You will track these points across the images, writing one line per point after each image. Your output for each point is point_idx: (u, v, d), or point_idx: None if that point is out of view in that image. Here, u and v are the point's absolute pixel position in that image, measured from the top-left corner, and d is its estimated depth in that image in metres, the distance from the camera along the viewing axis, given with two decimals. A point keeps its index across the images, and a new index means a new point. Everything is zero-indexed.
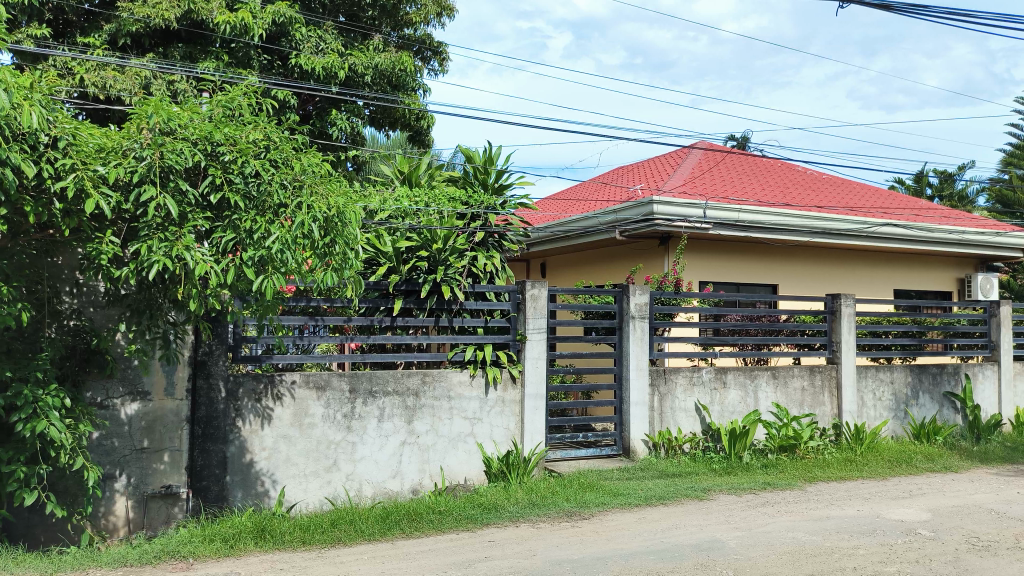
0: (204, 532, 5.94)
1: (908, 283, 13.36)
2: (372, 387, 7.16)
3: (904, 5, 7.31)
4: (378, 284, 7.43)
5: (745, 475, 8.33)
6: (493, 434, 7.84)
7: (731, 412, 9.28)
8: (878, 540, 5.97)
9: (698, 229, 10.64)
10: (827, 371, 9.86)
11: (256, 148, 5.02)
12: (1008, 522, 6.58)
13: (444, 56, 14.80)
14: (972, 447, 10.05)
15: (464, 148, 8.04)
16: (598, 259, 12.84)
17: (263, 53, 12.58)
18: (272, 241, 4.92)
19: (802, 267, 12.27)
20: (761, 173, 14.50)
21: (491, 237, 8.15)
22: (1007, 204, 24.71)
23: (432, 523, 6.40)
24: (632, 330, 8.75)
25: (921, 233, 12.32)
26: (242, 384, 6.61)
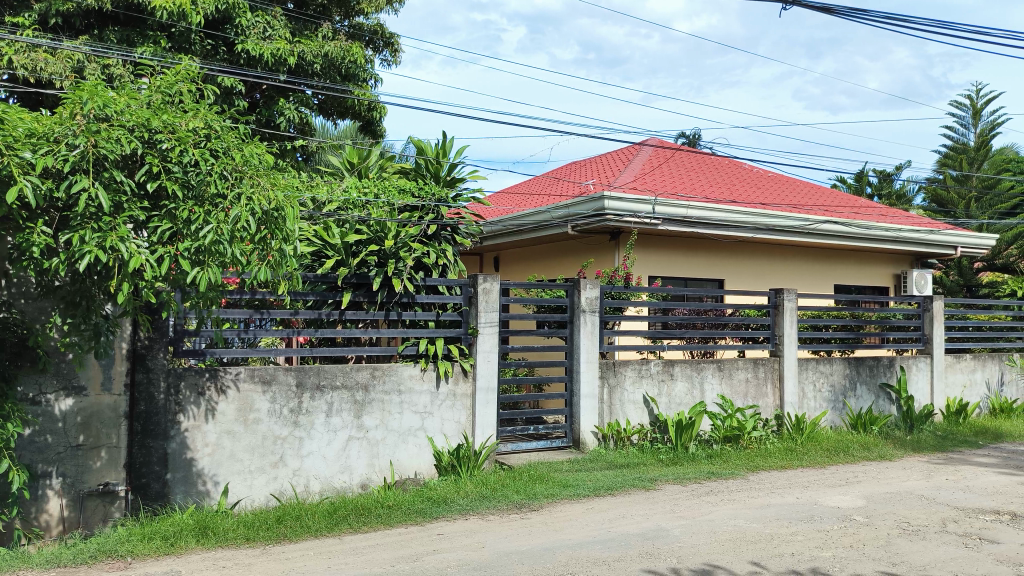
0: (143, 530, 5.77)
1: (847, 279, 13.75)
2: (320, 381, 7.06)
3: (845, 9, 7.51)
4: (325, 276, 7.37)
5: (690, 466, 8.48)
6: (444, 427, 7.81)
7: (678, 403, 9.40)
8: (815, 527, 6.14)
9: (648, 224, 10.77)
10: (770, 363, 10.09)
11: (195, 137, 4.87)
12: (937, 507, 6.83)
13: (396, 46, 14.66)
14: (906, 436, 10.42)
15: (414, 140, 7.96)
16: (549, 253, 12.94)
17: (206, 38, 12.40)
18: (209, 234, 4.78)
19: (746, 262, 12.52)
20: (708, 170, 14.74)
21: (443, 230, 8.00)
22: (940, 203, 25.58)
23: (380, 518, 6.33)
24: (582, 323, 8.84)
25: (860, 231, 12.67)
26: (185, 377, 6.44)
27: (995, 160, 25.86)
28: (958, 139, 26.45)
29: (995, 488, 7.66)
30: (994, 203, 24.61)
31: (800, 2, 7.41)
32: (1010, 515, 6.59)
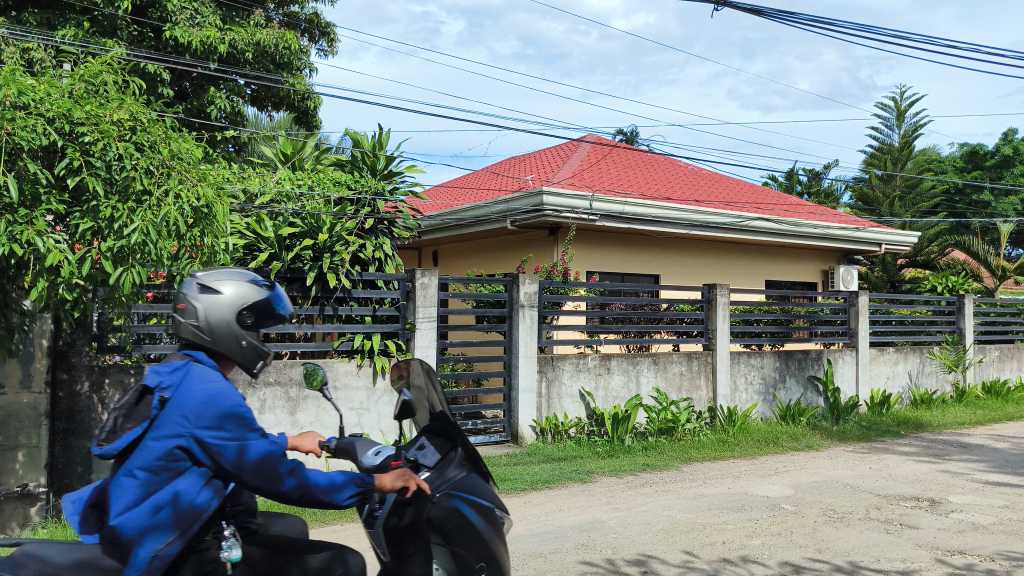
0: (65, 532, 5.57)
1: (779, 274, 14.11)
2: (252, 378, 6.92)
3: (773, 11, 7.72)
4: (259, 270, 7.18)
5: (626, 458, 8.61)
6: (380, 424, 7.72)
7: (614, 396, 9.52)
8: (745, 515, 6.29)
9: (585, 219, 10.84)
10: (703, 357, 10.29)
11: (120, 130, 4.64)
12: (861, 495, 7.08)
13: (332, 36, 14.50)
14: (832, 426, 10.76)
15: (350, 132, 7.85)
16: (488, 248, 12.92)
17: (133, 24, 12.07)
18: (133, 231, 4.65)
19: (681, 258, 12.75)
20: (644, 167, 14.96)
21: (380, 224, 7.87)
22: (866, 201, 26.53)
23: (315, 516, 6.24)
24: (521, 318, 8.85)
25: (790, 228, 13.02)
26: (109, 374, 6.23)
27: (917, 160, 26.90)
28: (883, 139, 27.40)
29: (915, 476, 7.98)
30: (916, 201, 25.63)
31: (731, 3, 7.59)
32: (929, 501, 6.87)
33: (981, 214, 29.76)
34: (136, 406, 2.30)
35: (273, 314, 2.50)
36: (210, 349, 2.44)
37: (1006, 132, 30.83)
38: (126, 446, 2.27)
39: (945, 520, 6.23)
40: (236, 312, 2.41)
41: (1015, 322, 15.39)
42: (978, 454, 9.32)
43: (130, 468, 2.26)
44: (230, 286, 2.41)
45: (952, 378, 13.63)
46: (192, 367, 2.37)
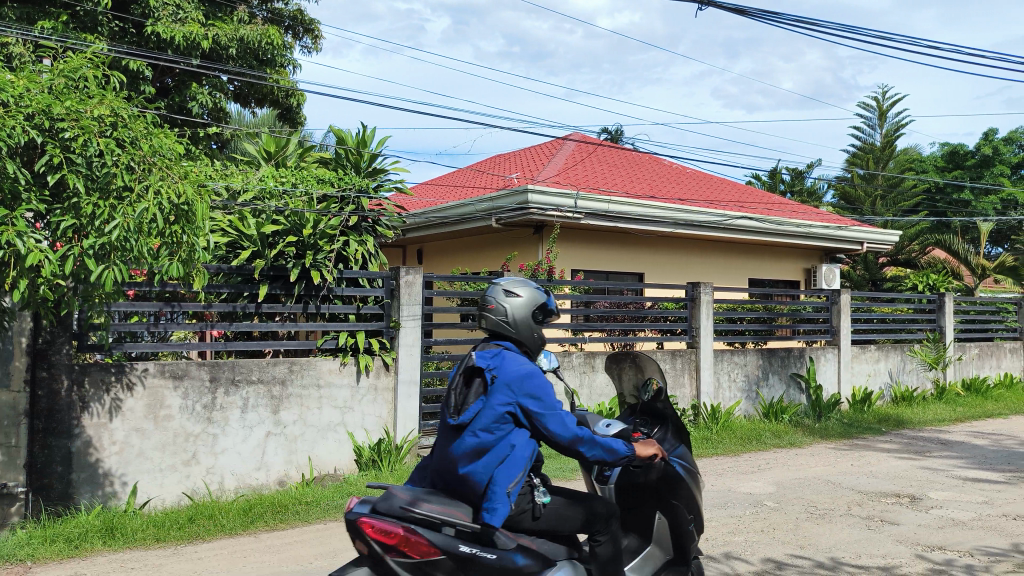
0: (45, 532, 5.52)
1: (762, 273, 14.19)
2: (234, 376, 6.86)
3: (756, 11, 7.75)
4: (241, 267, 7.12)
5: None
6: (364, 422, 7.69)
7: (599, 394, 9.54)
8: (729, 512, 6.32)
9: (570, 218, 10.86)
10: (687, 355, 10.34)
11: (101, 126, 4.59)
12: (842, 491, 7.14)
13: (316, 33, 14.44)
14: (814, 424, 10.84)
15: (334, 130, 7.81)
16: (473, 246, 12.92)
17: (114, 20, 11.97)
18: (114, 229, 4.61)
19: (665, 257, 12.80)
20: (629, 165, 15.00)
21: (363, 222, 7.86)
22: (848, 200, 26.72)
23: (299, 515, 6.21)
24: None
25: (773, 226, 13.10)
26: (89, 372, 6.16)
27: (898, 159, 27.13)
28: (865, 139, 27.60)
29: (895, 473, 8.05)
30: (898, 200, 25.85)
31: (715, 3, 7.62)
32: (909, 497, 6.94)
33: (961, 213, 30.08)
34: (470, 388, 3.03)
35: (548, 315, 3.28)
36: (517, 340, 3.19)
37: (986, 133, 31.17)
38: (470, 416, 2.97)
39: (925, 516, 6.30)
40: (532, 311, 3.22)
41: (993, 320, 15.57)
42: (957, 451, 9.41)
43: (475, 431, 2.95)
44: (524, 290, 3.22)
45: (933, 376, 13.76)
46: (509, 352, 3.12)
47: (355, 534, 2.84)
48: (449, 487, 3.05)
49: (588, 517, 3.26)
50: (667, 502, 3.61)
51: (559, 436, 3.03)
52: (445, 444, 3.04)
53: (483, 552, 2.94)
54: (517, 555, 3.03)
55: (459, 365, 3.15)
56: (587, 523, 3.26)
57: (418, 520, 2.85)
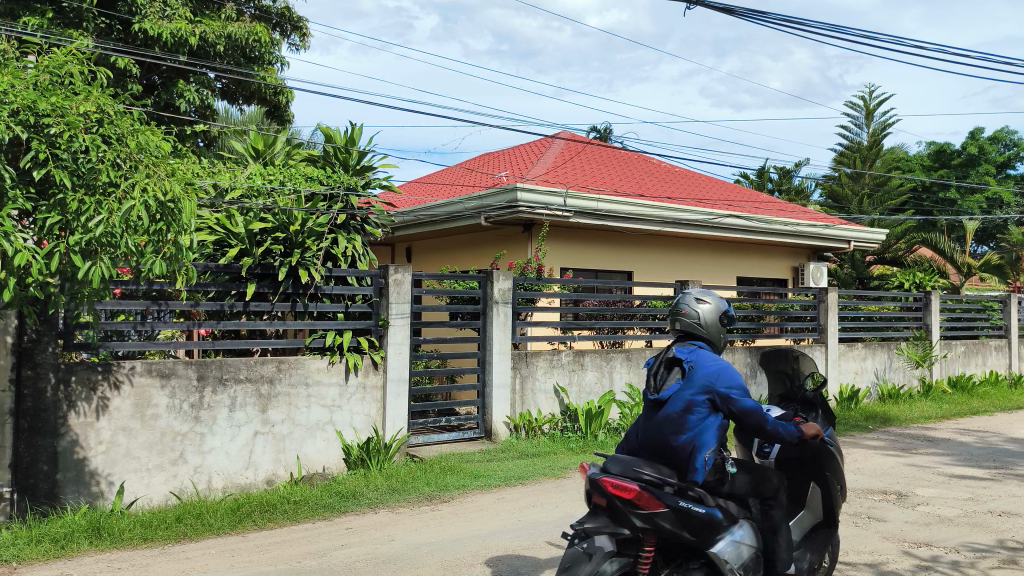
0: (31, 533, 5.47)
1: (750, 271, 14.25)
2: (222, 375, 6.82)
3: (744, 10, 7.77)
4: (228, 266, 7.09)
5: (599, 453, 8.65)
6: (353, 421, 7.69)
7: (588, 392, 9.55)
8: None
9: (559, 216, 10.87)
10: (676, 353, 10.37)
11: (87, 122, 4.56)
12: None
13: (304, 31, 14.39)
14: None
15: (323, 127, 7.79)
16: (462, 244, 12.91)
17: (100, 16, 11.89)
18: (99, 225, 4.55)
19: (654, 255, 12.83)
20: (618, 164, 15.02)
21: (352, 220, 7.87)
22: (836, 199, 26.85)
23: (287, 514, 6.19)
24: (495, 315, 8.86)
25: (761, 225, 13.15)
26: (75, 371, 6.11)
27: (885, 158, 27.28)
28: (853, 138, 27.73)
29: (882, 470, 8.10)
30: (885, 199, 25.99)
31: (703, 2, 7.63)
32: (896, 494, 6.98)
33: (947, 212, 30.29)
34: (671, 374, 3.69)
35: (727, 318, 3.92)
36: (707, 339, 3.81)
37: (972, 132, 31.38)
38: (670, 396, 3.63)
39: (912, 512, 6.34)
40: (719, 315, 3.84)
41: (979, 318, 15.68)
42: (943, 448, 9.48)
43: (681, 407, 3.59)
44: (710, 298, 3.85)
45: (919, 373, 13.85)
46: (701, 349, 3.73)
47: (595, 490, 3.38)
48: (657, 455, 3.68)
49: None
50: (821, 474, 4.10)
51: (746, 413, 3.61)
52: (649, 421, 3.70)
53: (691, 506, 3.47)
54: (715, 510, 3.56)
55: (658, 358, 3.82)
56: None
57: (646, 479, 3.40)
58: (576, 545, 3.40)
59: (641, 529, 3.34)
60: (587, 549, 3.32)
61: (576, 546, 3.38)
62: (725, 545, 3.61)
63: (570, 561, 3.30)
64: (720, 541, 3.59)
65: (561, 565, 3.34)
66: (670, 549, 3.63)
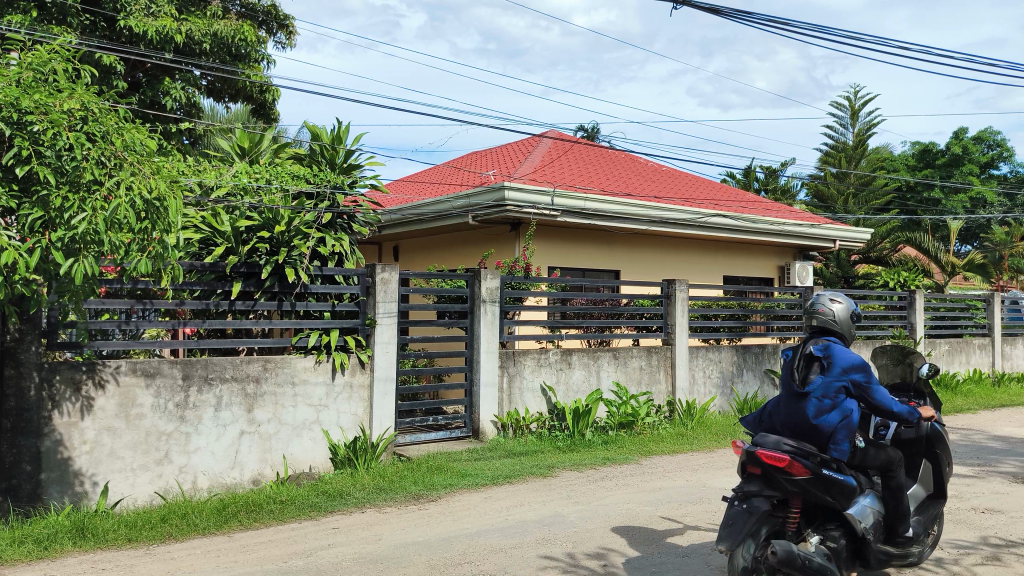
0: (13, 534, 5.42)
1: (736, 270, 14.31)
2: (207, 374, 6.79)
3: (731, 10, 7.81)
4: (214, 265, 7.05)
5: (586, 452, 8.66)
6: (339, 420, 7.66)
7: (575, 391, 9.55)
8: (704, 508, 6.37)
9: (547, 215, 10.88)
10: (663, 351, 10.40)
11: (71, 119, 4.52)
12: None
13: (290, 28, 14.34)
14: None
15: (309, 125, 7.76)
16: (449, 243, 12.90)
17: (85, 13, 11.80)
18: (82, 224, 4.51)
19: (642, 255, 12.87)
20: (606, 163, 15.05)
21: (339, 219, 7.84)
22: (822, 199, 26.99)
23: (272, 514, 6.15)
24: (482, 314, 8.86)
25: (747, 224, 13.21)
26: (59, 371, 6.06)
27: (870, 158, 27.46)
28: (838, 138, 27.89)
29: None
30: (869, 199, 26.15)
31: (690, 2, 7.65)
32: None
33: (931, 211, 30.55)
34: (811, 369, 4.21)
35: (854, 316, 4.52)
36: (840, 334, 4.37)
37: (955, 132, 31.65)
38: (817, 386, 4.17)
39: None
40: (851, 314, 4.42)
41: (963, 317, 15.82)
42: None
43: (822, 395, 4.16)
44: (842, 301, 4.43)
45: None
46: (838, 346, 4.29)
47: (751, 460, 3.94)
48: (798, 434, 4.23)
49: (886, 460, 4.32)
50: (932, 452, 4.67)
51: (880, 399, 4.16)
52: (793, 406, 4.22)
53: (835, 473, 4.01)
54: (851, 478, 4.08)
55: (798, 353, 4.34)
56: (889, 466, 4.32)
57: (796, 450, 3.94)
58: (737, 506, 4.02)
59: (792, 490, 3.89)
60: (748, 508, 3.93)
61: (737, 506, 3.97)
62: (860, 507, 4.14)
63: (735, 519, 3.92)
64: (856, 502, 4.14)
65: (725, 523, 3.95)
66: (811, 511, 4.16)
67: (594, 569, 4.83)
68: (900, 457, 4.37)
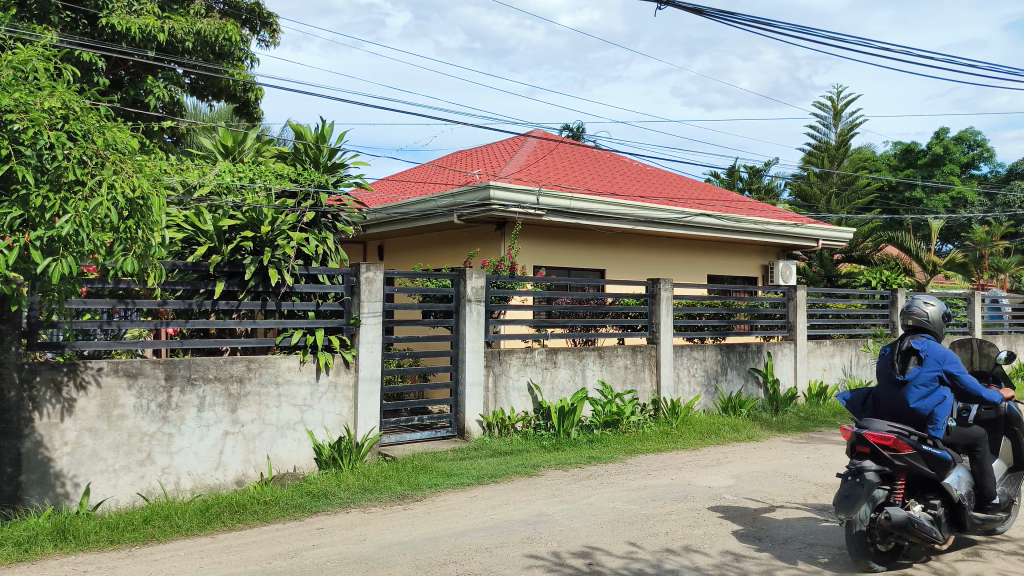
0: None
1: (720, 269, 14.38)
2: (190, 374, 6.74)
3: (714, 11, 7.84)
4: (197, 264, 7.00)
5: (571, 451, 8.67)
6: (324, 420, 7.63)
7: (561, 390, 9.56)
8: (688, 506, 6.40)
9: (532, 215, 10.88)
10: (647, 350, 10.43)
11: (51, 118, 4.47)
12: (799, 484, 7.27)
13: (274, 27, 14.28)
14: (771, 417, 11.02)
15: (293, 124, 7.73)
16: (434, 242, 12.88)
17: (66, 11, 11.70)
18: (65, 223, 4.47)
19: (627, 254, 12.90)
20: (591, 162, 15.08)
21: (323, 218, 7.82)
22: (805, 198, 27.17)
23: (256, 514, 6.12)
24: (468, 313, 8.85)
25: (731, 224, 13.28)
26: (39, 371, 5.99)
27: (853, 158, 27.66)
28: (821, 138, 28.07)
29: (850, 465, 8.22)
30: (852, 198, 26.34)
31: (673, 2, 7.69)
32: None
33: (913, 211, 30.83)
34: (908, 362, 4.94)
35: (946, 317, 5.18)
36: (933, 332, 5.06)
37: (937, 133, 31.95)
38: (913, 376, 4.87)
39: None
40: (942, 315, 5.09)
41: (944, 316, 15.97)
42: None
43: (917, 383, 4.86)
44: (935, 305, 5.08)
45: None
46: (931, 343, 4.97)
47: (860, 441, 4.75)
48: (898, 418, 4.95)
49: (978, 439, 4.97)
50: (1010, 429, 5.26)
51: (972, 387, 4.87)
52: (891, 392, 4.97)
53: (932, 448, 4.77)
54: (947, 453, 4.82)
55: (895, 348, 5.08)
56: (978, 444, 4.97)
57: (896, 431, 4.72)
58: (850, 480, 4.67)
59: (896, 466, 4.66)
60: (861, 481, 4.59)
61: (851, 480, 4.66)
62: (955, 478, 4.88)
63: (851, 491, 4.57)
64: (952, 475, 4.86)
65: (841, 494, 4.62)
66: (913, 483, 4.91)
67: (579, 568, 4.84)
68: (984, 435, 4.98)
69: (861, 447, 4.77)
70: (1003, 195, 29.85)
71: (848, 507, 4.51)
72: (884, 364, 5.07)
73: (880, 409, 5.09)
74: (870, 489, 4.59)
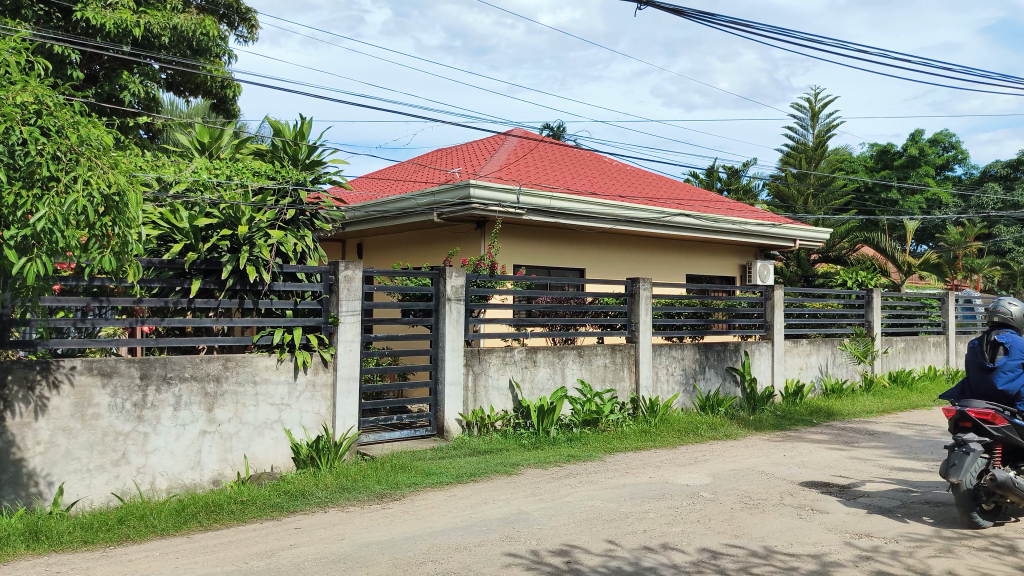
0: None
1: (699, 269, 14.47)
2: (166, 373, 6.68)
3: (694, 12, 7.89)
4: (172, 262, 6.91)
5: (551, 449, 8.69)
6: (302, 419, 7.58)
7: (540, 388, 9.57)
8: (665, 504, 6.43)
9: (512, 213, 10.89)
10: (627, 349, 10.47)
11: (22, 113, 4.38)
12: (775, 482, 7.33)
13: (252, 23, 14.18)
14: (749, 416, 11.11)
15: (271, 121, 7.67)
16: (414, 240, 12.84)
17: (39, 4, 11.54)
18: (38, 219, 4.41)
19: (607, 253, 12.95)
20: (571, 162, 15.12)
21: (302, 215, 7.77)
22: (783, 199, 27.40)
23: (232, 514, 6.07)
24: (448, 312, 8.83)
25: (710, 224, 13.37)
26: (11, 370, 5.91)
27: (830, 159, 27.91)
28: (799, 139, 28.32)
29: (825, 463, 8.30)
30: (829, 199, 26.58)
31: (653, 2, 7.74)
32: (838, 487, 7.17)
33: (888, 212, 31.20)
34: (997, 351, 6.00)
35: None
36: (1016, 326, 6.11)
37: (912, 134, 32.35)
38: (1002, 364, 5.94)
39: (854, 504, 6.52)
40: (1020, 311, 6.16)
41: (918, 315, 16.17)
42: (884, 441, 9.76)
43: (1006, 368, 5.92)
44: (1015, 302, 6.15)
45: (861, 369, 14.23)
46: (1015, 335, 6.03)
47: (964, 417, 5.83)
48: (991, 397, 6.01)
49: None
50: None
51: None
52: (982, 377, 6.06)
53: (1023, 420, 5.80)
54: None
55: (984, 340, 6.15)
56: None
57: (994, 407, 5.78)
58: (957, 449, 5.72)
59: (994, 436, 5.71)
60: (966, 449, 5.64)
61: (957, 449, 5.71)
62: None
63: (957, 457, 5.62)
64: None
65: (949, 462, 5.67)
66: (1009, 451, 5.93)
67: (558, 566, 4.84)
68: None
69: (965, 422, 5.84)
70: (976, 196, 30.26)
71: (957, 471, 5.57)
72: (976, 355, 6.15)
73: (974, 392, 6.18)
74: (974, 456, 5.62)
